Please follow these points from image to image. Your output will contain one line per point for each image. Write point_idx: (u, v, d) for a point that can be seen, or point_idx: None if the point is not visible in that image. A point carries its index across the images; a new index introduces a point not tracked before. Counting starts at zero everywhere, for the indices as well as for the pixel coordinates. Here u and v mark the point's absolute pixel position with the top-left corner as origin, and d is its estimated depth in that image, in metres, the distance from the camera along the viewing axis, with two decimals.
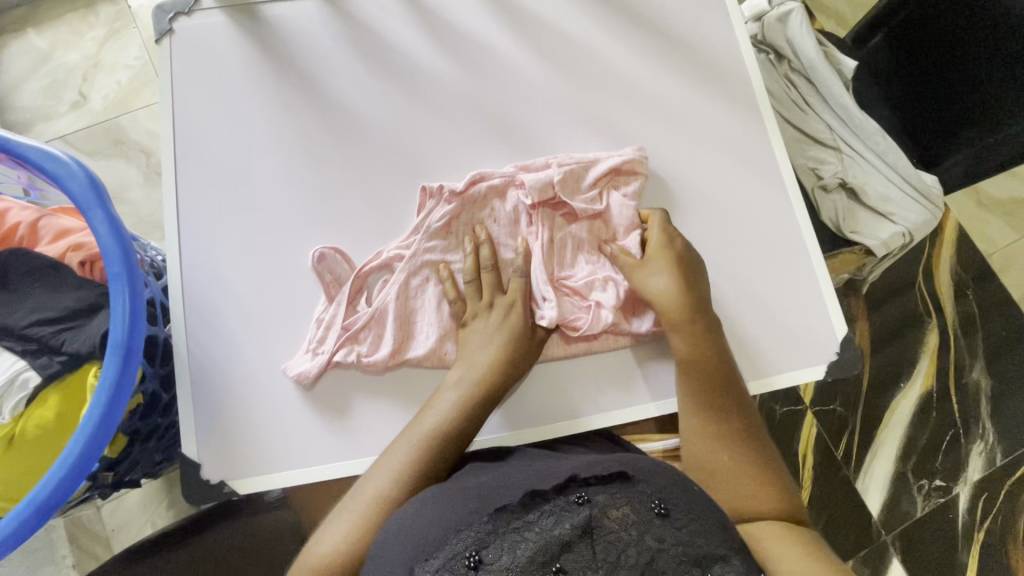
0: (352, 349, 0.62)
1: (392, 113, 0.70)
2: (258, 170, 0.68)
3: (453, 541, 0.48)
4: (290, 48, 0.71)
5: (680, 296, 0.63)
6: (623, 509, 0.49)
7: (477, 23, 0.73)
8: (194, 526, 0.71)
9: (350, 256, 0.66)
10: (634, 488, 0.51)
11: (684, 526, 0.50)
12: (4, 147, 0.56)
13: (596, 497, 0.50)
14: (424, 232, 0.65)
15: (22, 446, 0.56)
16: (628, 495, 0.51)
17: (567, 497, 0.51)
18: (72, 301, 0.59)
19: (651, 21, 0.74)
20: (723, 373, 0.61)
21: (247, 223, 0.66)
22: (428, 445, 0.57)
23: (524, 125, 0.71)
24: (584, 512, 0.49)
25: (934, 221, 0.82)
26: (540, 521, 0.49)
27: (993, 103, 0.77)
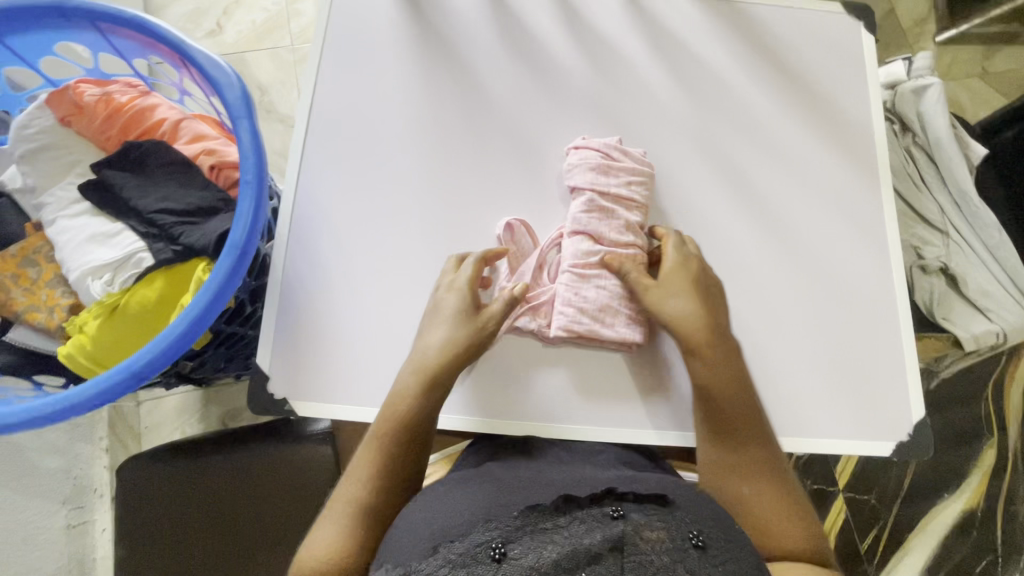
0: (533, 319, 0.65)
1: (519, 97, 0.72)
2: (384, 122, 0.71)
3: (479, 531, 0.48)
4: (439, 18, 0.74)
5: (698, 317, 0.62)
6: (658, 532, 0.47)
7: (618, 32, 0.75)
8: (238, 438, 0.74)
9: (533, 229, 0.69)
10: (672, 515, 0.49)
11: (721, 565, 0.47)
12: (175, 47, 0.61)
13: (631, 515, 0.48)
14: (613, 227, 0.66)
15: (122, 318, 0.60)
16: (665, 520, 0.48)
17: (603, 508, 0.49)
18: (196, 198, 0.64)
19: (786, 65, 0.75)
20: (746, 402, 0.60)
21: (364, 166, 0.70)
22: (393, 441, 0.58)
23: (640, 135, 0.72)
24: (617, 527, 0.47)
25: None
26: (570, 527, 0.48)
27: None
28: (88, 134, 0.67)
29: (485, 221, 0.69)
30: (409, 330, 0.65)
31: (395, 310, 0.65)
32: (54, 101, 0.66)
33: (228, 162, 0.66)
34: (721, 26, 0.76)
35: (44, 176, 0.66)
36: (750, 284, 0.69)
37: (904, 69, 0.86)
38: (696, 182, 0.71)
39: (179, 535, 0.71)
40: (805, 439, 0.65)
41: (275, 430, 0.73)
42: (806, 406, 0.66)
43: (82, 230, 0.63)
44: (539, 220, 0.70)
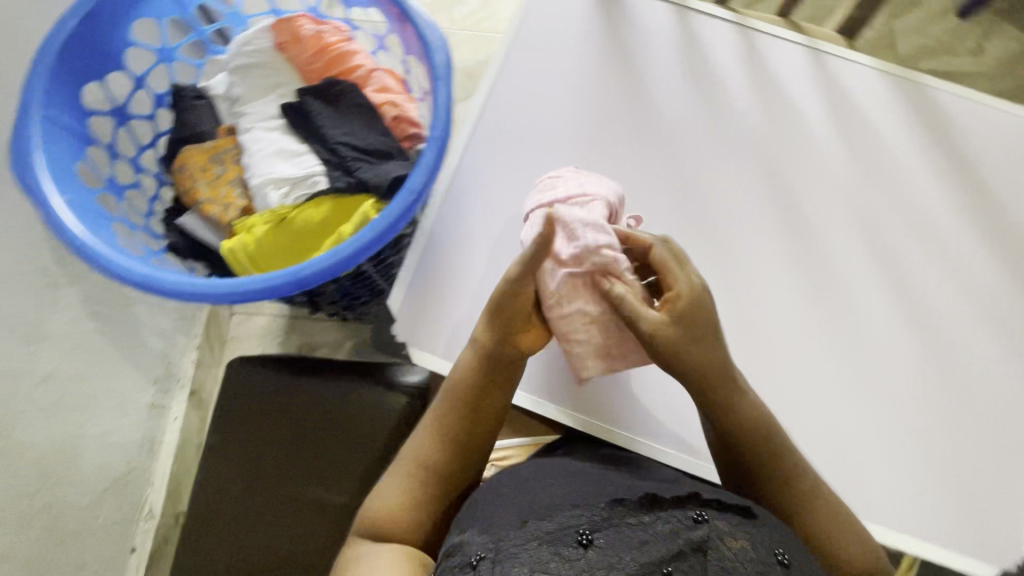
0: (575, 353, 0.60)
1: (688, 126, 0.74)
2: (554, 115, 0.75)
3: (565, 515, 0.49)
4: (630, 35, 0.77)
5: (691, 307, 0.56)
6: (743, 543, 0.47)
7: (799, 89, 0.76)
8: (335, 368, 0.79)
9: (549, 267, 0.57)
10: (755, 529, 0.49)
11: None
12: (400, 6, 0.66)
13: (715, 521, 0.48)
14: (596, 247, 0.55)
15: (289, 228, 0.65)
16: (748, 533, 0.49)
17: (687, 509, 0.50)
18: (376, 141, 0.69)
19: (965, 159, 0.73)
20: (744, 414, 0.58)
21: (526, 151, 0.73)
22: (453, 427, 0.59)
23: (797, 191, 0.72)
24: (702, 531, 0.47)
25: None
26: (654, 524, 0.48)
27: None
28: (296, 63, 0.74)
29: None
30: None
31: None
32: (278, 28, 0.74)
33: (408, 118, 0.71)
34: (902, 104, 0.76)
35: (249, 90, 0.74)
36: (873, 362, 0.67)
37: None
38: (843, 249, 0.71)
39: (262, 439, 0.76)
40: (894, 530, 0.64)
41: (375, 369, 0.77)
42: (901, 495, 0.64)
43: (272, 143, 0.69)
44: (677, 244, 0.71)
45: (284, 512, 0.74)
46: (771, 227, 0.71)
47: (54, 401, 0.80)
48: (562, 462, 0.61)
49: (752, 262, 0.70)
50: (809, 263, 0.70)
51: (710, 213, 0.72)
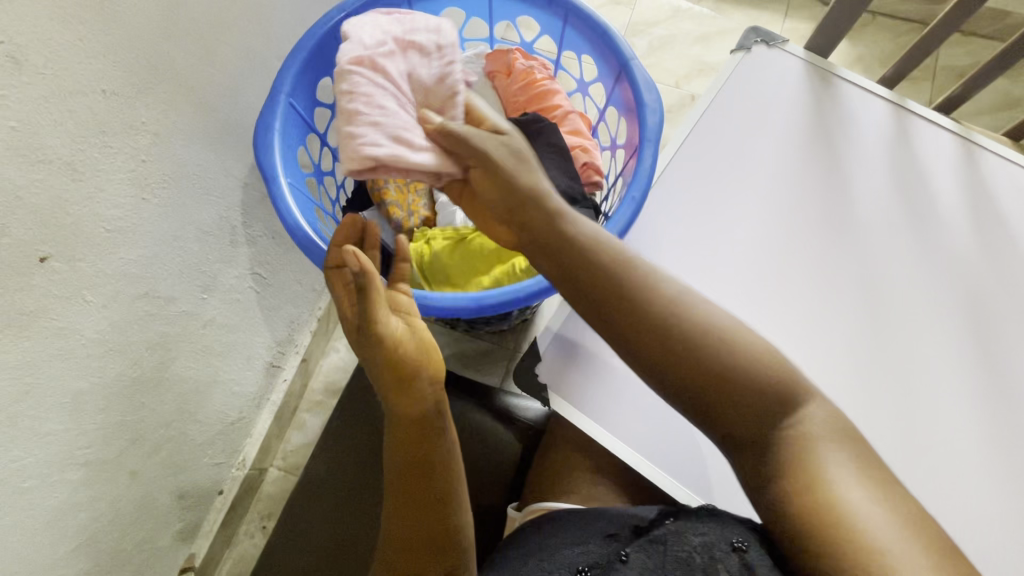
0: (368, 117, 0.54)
1: (882, 227, 0.70)
2: (742, 191, 0.72)
3: (568, 551, 0.57)
4: (836, 123, 0.74)
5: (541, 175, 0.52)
6: (698, 535, 0.50)
7: (1020, 215, 0.69)
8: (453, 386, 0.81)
9: (366, 84, 0.55)
10: (717, 522, 0.51)
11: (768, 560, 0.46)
12: (623, 62, 0.68)
13: (676, 526, 0.53)
14: (395, 49, 0.58)
15: (466, 251, 0.69)
16: (707, 526, 0.51)
17: (659, 531, 0.53)
18: (565, 182, 0.70)
19: None
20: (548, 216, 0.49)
21: (706, 223, 0.72)
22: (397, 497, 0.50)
23: (998, 327, 0.66)
24: (664, 536, 0.52)
25: None
26: (632, 546, 0.54)
27: None
28: (501, 93, 0.78)
29: (795, 328, 0.67)
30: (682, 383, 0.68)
31: None
32: (492, 58, 0.78)
33: (596, 166, 0.73)
34: None
35: None
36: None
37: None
38: None
39: (375, 434, 0.79)
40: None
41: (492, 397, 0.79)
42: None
43: None
44: (854, 356, 0.66)
45: None
46: (964, 363, 0.65)
47: (207, 345, 0.87)
48: (578, 507, 0.63)
49: (938, 397, 0.64)
50: (1004, 413, 0.63)
51: (896, 331, 0.66)
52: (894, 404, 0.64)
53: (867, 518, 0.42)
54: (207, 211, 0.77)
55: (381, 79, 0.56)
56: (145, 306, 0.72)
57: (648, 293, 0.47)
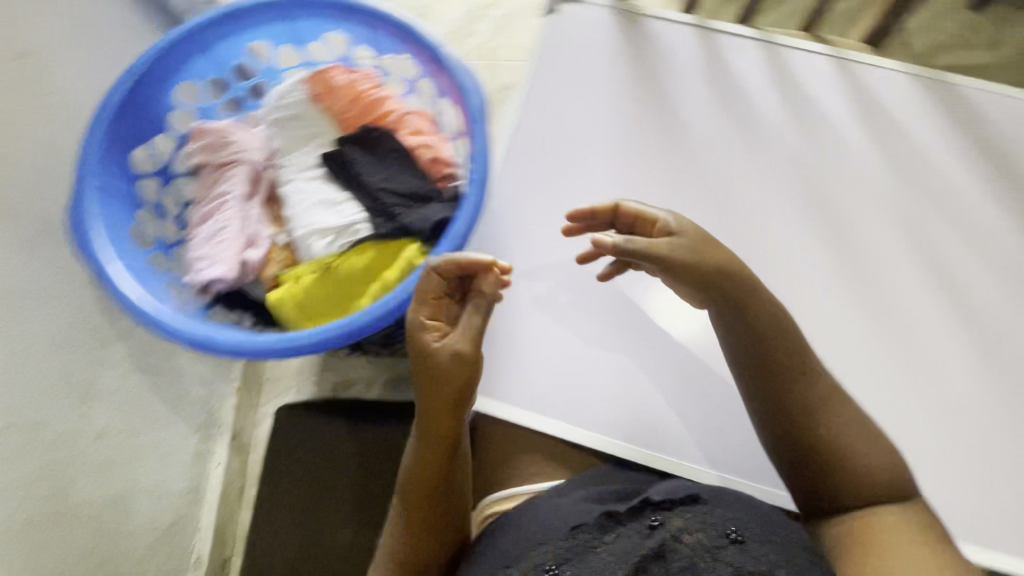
0: (207, 256, 0.68)
1: (717, 141, 0.74)
2: (586, 146, 0.75)
3: (534, 553, 0.52)
4: (653, 58, 0.78)
5: (688, 251, 0.57)
6: (695, 534, 0.50)
7: (829, 99, 0.76)
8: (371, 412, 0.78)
9: (204, 216, 0.72)
10: (708, 514, 0.52)
11: (762, 556, 0.49)
12: (436, 54, 0.69)
13: (669, 522, 0.52)
14: (228, 177, 0.73)
15: (334, 279, 0.66)
16: (700, 520, 0.52)
17: (641, 521, 0.52)
18: (416, 184, 0.69)
19: (1001, 160, 0.74)
20: (769, 319, 0.57)
21: (560, 186, 0.74)
22: (419, 497, 0.55)
23: (836, 202, 0.72)
24: (657, 536, 0.51)
25: None
26: (613, 542, 0.51)
27: None
28: (332, 112, 0.76)
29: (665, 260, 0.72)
30: (591, 340, 0.71)
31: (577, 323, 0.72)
32: (313, 80, 0.75)
33: (445, 158, 0.72)
34: (936, 104, 0.75)
35: (288, 141, 0.75)
36: (933, 372, 0.67)
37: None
38: (893, 260, 0.70)
39: (307, 488, 0.76)
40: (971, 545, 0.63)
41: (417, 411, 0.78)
42: (979, 508, 0.64)
43: (315, 193, 0.71)
44: None
45: (349, 560, 0.74)
46: (818, 244, 0.70)
47: (108, 458, 0.81)
48: (534, 498, 0.60)
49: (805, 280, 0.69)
50: (858, 277, 0.69)
51: (756, 233, 0.71)
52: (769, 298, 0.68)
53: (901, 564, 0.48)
54: (53, 320, 0.71)
55: (211, 208, 0.72)
56: (12, 442, 0.66)
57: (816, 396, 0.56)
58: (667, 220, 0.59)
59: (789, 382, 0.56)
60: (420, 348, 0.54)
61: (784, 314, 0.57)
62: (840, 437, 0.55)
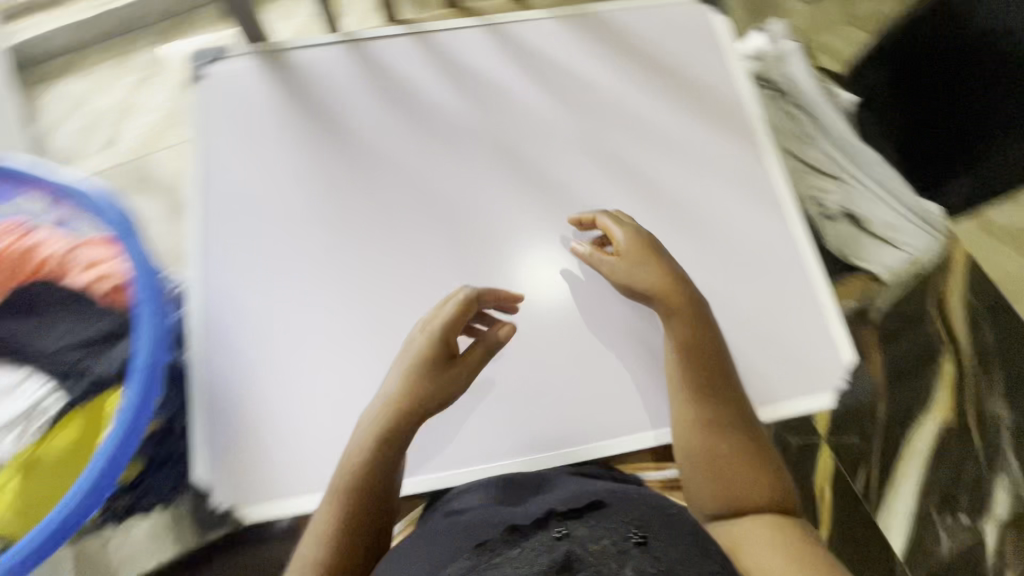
0: None
1: (406, 149, 0.73)
2: (278, 200, 0.71)
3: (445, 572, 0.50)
4: (315, 93, 0.76)
5: (632, 242, 0.67)
6: (601, 542, 0.49)
7: (492, 65, 0.77)
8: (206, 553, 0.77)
9: None
10: (614, 523, 0.52)
11: (662, 555, 0.49)
12: (65, 190, 0.67)
13: (574, 534, 0.51)
14: None
15: (41, 472, 0.61)
16: (604, 530, 0.51)
17: (547, 532, 0.51)
18: (98, 329, 0.66)
19: (654, 64, 0.80)
20: (686, 298, 0.64)
21: (267, 246, 0.69)
22: (358, 477, 0.58)
23: (533, 159, 0.74)
24: (562, 548, 0.48)
25: (937, 246, 0.85)
26: (518, 556, 0.49)
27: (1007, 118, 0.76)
28: None
29: (399, 275, 0.69)
30: (367, 384, 0.65)
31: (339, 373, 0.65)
32: None
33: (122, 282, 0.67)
34: (586, 34, 0.79)
35: None
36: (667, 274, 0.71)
37: (767, 39, 0.89)
38: (596, 190, 0.74)
39: None
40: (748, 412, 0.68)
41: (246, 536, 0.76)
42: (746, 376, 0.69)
43: None
44: (451, 260, 0.70)
45: None
46: (531, 205, 0.72)
47: None
48: (448, 519, 0.59)
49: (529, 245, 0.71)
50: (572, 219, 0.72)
51: (476, 220, 0.72)
52: (505, 273, 0.70)
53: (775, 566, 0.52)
54: None
55: None
56: None
57: (721, 387, 0.63)
58: (620, 233, 0.67)
59: (712, 382, 0.63)
60: (428, 340, 0.61)
61: (705, 312, 0.64)
62: (731, 448, 0.60)
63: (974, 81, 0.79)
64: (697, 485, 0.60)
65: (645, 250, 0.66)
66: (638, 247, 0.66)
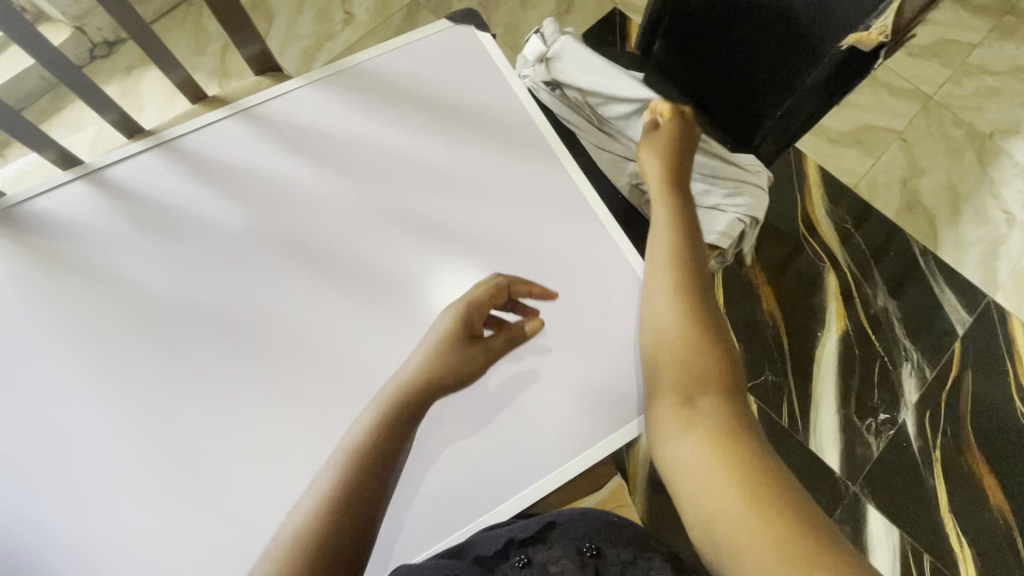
0: None
1: (184, 276, 0.67)
2: (45, 381, 0.63)
3: None
4: (62, 244, 0.67)
5: (664, 133, 0.73)
6: (561, 561, 0.60)
7: (253, 156, 0.71)
8: None
9: None
10: (567, 538, 0.63)
11: (613, 558, 0.60)
12: None
13: (535, 557, 0.61)
14: None
15: None
16: (562, 548, 0.62)
17: (510, 562, 0.61)
18: None
19: (427, 100, 0.75)
20: (684, 188, 0.71)
21: (40, 441, 0.62)
22: (363, 445, 0.55)
23: (325, 244, 0.69)
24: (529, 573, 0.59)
25: (767, 199, 0.84)
26: None
27: (770, 71, 0.77)
28: None
29: (199, 422, 0.63)
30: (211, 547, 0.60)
31: (159, 552, 0.60)
32: None
33: None
34: (346, 91, 0.74)
35: None
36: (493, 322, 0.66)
37: (541, 40, 0.88)
38: (400, 257, 0.69)
39: None
40: (611, 437, 0.65)
41: None
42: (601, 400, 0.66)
43: None
44: (266, 380, 0.65)
45: None
46: (336, 293, 0.68)
47: None
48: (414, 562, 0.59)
49: (343, 338, 0.66)
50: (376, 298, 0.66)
51: (283, 329, 0.66)
52: (326, 376, 0.65)
53: (707, 500, 0.51)
54: None
55: None
56: None
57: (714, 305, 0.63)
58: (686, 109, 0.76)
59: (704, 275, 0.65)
60: (460, 316, 0.62)
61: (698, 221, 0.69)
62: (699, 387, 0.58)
63: (733, 40, 0.79)
64: (663, 374, 0.60)
65: (664, 138, 0.73)
66: (661, 137, 0.73)
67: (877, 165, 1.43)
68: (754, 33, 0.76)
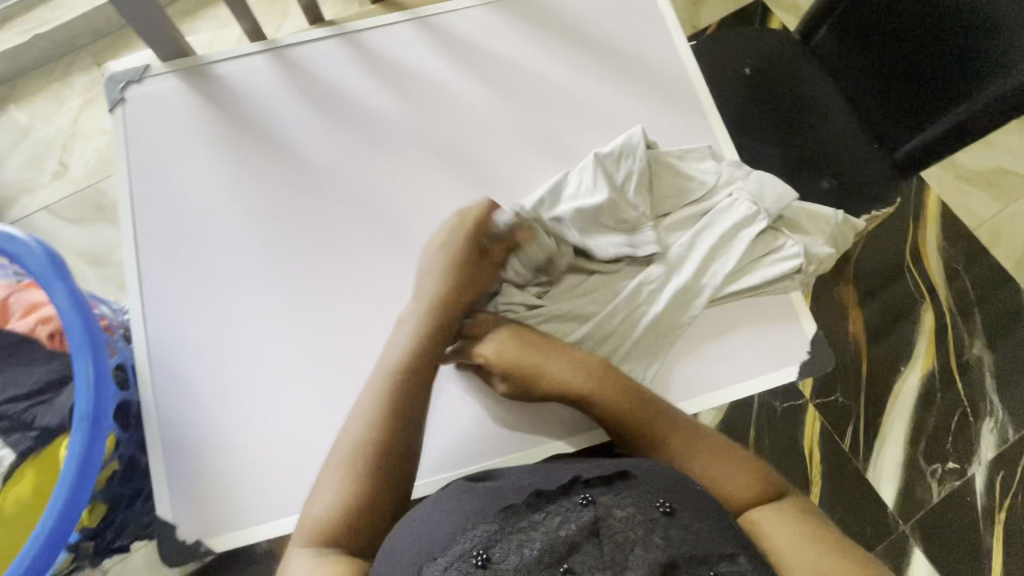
0: None
1: (342, 156, 0.72)
2: (211, 218, 0.69)
3: (458, 541, 0.49)
4: (243, 106, 0.73)
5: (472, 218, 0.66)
6: (629, 509, 0.51)
7: (421, 61, 0.75)
8: None
9: None
10: (637, 488, 0.53)
11: (690, 525, 0.51)
12: (6, 248, 0.58)
13: (599, 498, 0.51)
14: None
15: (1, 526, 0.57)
16: (632, 497, 0.52)
17: (571, 500, 0.52)
18: (41, 375, 0.62)
19: (591, 38, 0.77)
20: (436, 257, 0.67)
21: (200, 271, 0.67)
22: (353, 470, 0.56)
23: (473, 154, 0.72)
24: (589, 513, 0.50)
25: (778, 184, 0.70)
26: (546, 521, 0.50)
27: (953, 77, 0.74)
28: None
29: (336, 288, 0.67)
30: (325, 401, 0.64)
31: (283, 394, 0.64)
32: None
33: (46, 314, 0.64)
34: (517, 16, 0.77)
35: None
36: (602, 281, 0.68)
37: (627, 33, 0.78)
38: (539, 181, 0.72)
39: None
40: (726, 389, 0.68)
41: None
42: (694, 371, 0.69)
43: None
44: (398, 264, 0.69)
45: None
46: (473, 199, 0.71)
47: None
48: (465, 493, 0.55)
49: None
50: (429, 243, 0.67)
51: (420, 222, 0.70)
52: None
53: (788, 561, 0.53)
54: None
55: None
56: None
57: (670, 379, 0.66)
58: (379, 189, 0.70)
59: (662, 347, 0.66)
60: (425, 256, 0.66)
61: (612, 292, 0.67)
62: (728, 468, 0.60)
63: (919, 38, 0.77)
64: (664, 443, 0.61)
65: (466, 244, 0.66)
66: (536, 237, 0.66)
67: (1004, 212, 1.36)
68: (950, 33, 0.73)
